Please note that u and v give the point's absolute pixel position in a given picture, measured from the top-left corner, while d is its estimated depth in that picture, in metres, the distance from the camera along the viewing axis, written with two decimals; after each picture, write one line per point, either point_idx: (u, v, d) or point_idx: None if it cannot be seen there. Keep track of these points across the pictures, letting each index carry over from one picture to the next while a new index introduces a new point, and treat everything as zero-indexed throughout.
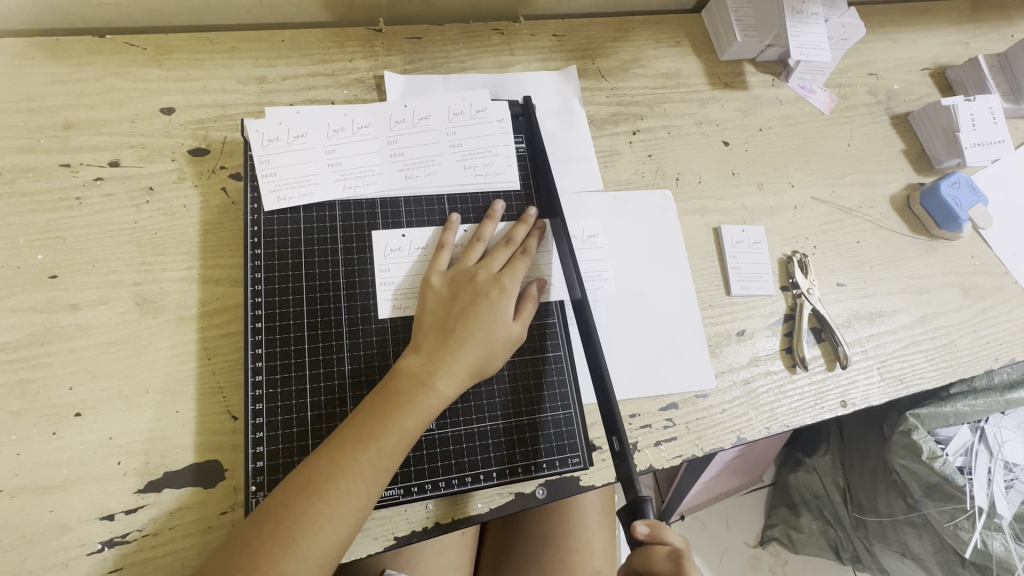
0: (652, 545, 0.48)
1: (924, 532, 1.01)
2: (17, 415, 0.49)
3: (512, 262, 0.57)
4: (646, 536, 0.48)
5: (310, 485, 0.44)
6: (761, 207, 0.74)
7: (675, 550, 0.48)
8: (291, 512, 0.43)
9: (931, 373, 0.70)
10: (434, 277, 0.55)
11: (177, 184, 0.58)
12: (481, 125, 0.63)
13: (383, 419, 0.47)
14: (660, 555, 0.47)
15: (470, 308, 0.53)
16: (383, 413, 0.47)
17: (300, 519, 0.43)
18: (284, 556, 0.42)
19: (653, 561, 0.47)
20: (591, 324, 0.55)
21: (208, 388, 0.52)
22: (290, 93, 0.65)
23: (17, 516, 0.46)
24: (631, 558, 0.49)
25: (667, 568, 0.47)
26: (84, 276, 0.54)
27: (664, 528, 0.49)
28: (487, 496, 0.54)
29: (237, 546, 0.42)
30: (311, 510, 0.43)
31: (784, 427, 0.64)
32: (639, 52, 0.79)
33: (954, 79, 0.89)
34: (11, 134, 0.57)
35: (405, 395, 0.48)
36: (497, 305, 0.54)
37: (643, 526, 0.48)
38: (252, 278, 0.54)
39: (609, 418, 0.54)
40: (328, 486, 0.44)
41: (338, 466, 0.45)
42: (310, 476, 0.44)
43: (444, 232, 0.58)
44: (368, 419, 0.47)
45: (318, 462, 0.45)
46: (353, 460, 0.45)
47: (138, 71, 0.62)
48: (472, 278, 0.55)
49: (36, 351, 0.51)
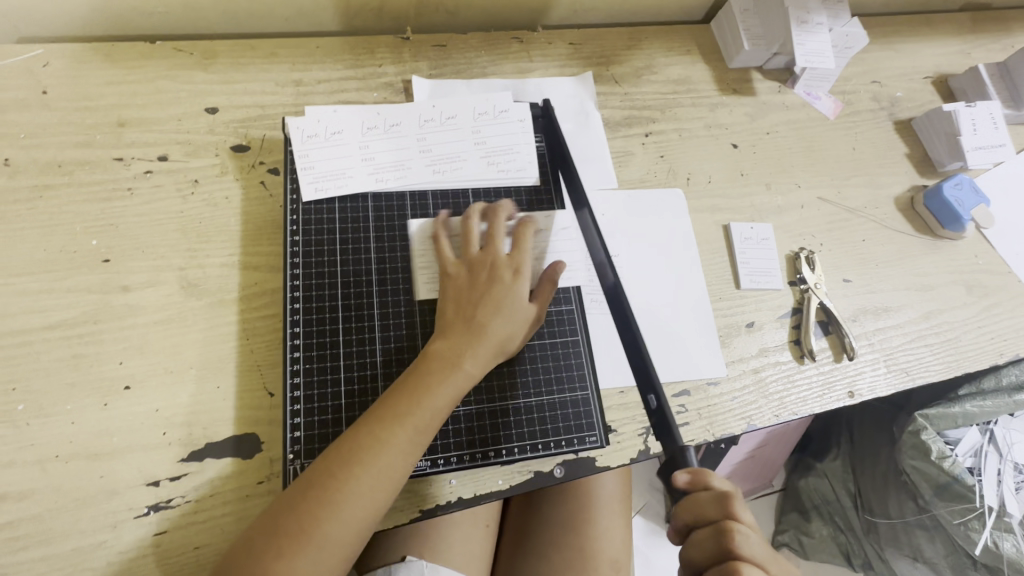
0: (695, 491, 0.48)
1: (935, 535, 1.01)
2: (72, 386, 0.52)
3: (526, 246, 0.59)
4: (687, 484, 0.48)
5: (351, 456, 0.47)
6: (769, 206, 0.77)
7: (721, 494, 0.47)
8: (332, 480, 0.46)
9: (936, 366, 0.72)
10: (452, 265, 0.57)
11: (220, 177, 0.63)
12: (504, 124, 0.67)
13: (417, 396, 0.50)
14: (704, 501, 0.47)
15: (490, 293, 0.55)
16: (416, 391, 0.50)
17: (342, 487, 0.46)
18: (328, 521, 0.45)
19: (699, 507, 0.47)
20: (627, 309, 0.56)
21: (247, 366, 0.56)
22: (324, 96, 0.69)
23: (71, 480, 0.49)
24: (679, 507, 0.49)
25: (715, 512, 0.46)
26: (134, 260, 0.58)
27: (706, 474, 0.48)
28: (507, 473, 0.56)
29: (283, 511, 0.45)
30: (353, 479, 0.46)
31: (793, 415, 0.66)
32: (651, 60, 0.83)
33: (956, 87, 0.92)
34: (69, 130, 0.61)
35: (437, 375, 0.51)
36: (515, 289, 0.56)
37: (682, 474, 0.48)
38: (291, 263, 0.58)
39: (644, 378, 0.56)
40: (368, 457, 0.47)
41: (377, 440, 0.48)
42: (350, 449, 0.47)
43: (463, 220, 0.60)
44: (403, 396, 0.50)
45: (356, 436, 0.48)
46: (390, 434, 0.48)
47: (185, 74, 0.66)
48: (489, 263, 0.57)
49: (89, 328, 0.54)
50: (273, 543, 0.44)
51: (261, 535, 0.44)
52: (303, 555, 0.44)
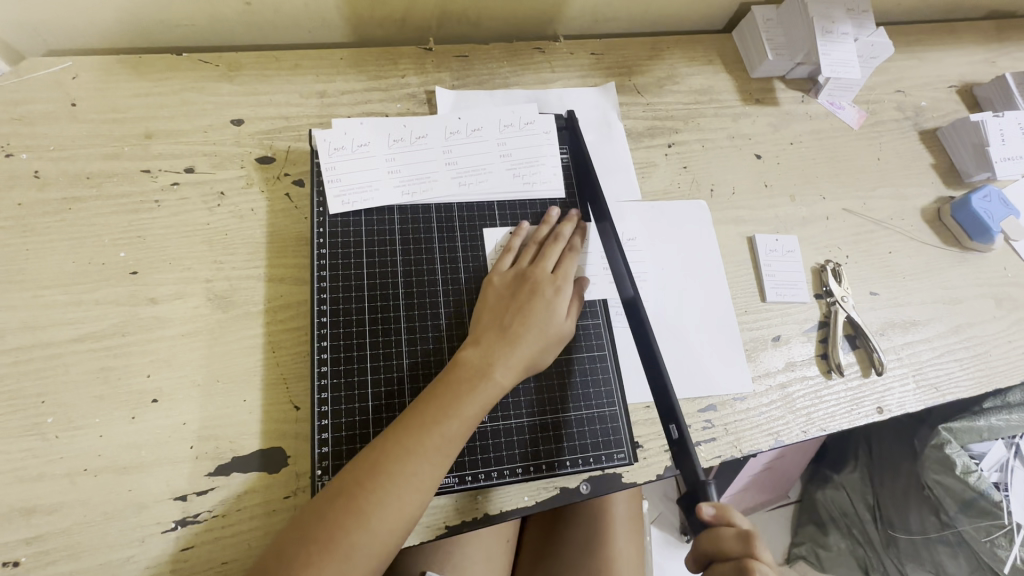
0: (718, 526, 0.47)
1: (959, 552, 1.00)
2: (100, 399, 0.52)
3: (564, 262, 0.60)
4: (711, 517, 0.47)
5: (379, 465, 0.47)
6: (794, 217, 0.76)
7: (744, 532, 0.46)
8: (362, 490, 0.46)
9: (966, 382, 0.70)
10: (495, 276, 0.59)
11: (245, 189, 0.63)
12: (529, 136, 0.67)
13: (446, 405, 0.50)
14: (727, 536, 0.46)
15: (527, 304, 0.56)
16: (446, 400, 0.50)
17: (371, 496, 0.45)
18: (355, 530, 0.44)
19: (721, 542, 0.46)
20: (645, 323, 0.57)
21: (273, 379, 0.56)
22: (348, 107, 0.69)
23: (100, 494, 0.49)
24: (698, 541, 0.48)
25: (737, 548, 0.45)
26: (162, 272, 0.58)
27: (730, 510, 0.47)
28: (533, 489, 0.56)
29: (312, 521, 0.45)
30: (380, 489, 0.46)
31: (821, 431, 0.65)
32: (673, 70, 0.82)
33: (981, 96, 0.91)
34: (98, 142, 0.62)
35: (466, 384, 0.51)
36: (552, 302, 0.57)
37: (709, 507, 0.47)
38: (318, 276, 0.58)
39: (665, 408, 0.56)
40: (396, 466, 0.47)
41: (405, 448, 0.47)
42: (378, 457, 0.47)
43: (512, 237, 0.62)
44: (432, 405, 0.50)
45: (385, 444, 0.48)
46: (419, 443, 0.48)
47: (211, 86, 0.67)
48: (528, 275, 0.58)
49: (117, 341, 0.54)
50: (301, 553, 0.43)
51: (288, 545, 0.44)
52: (329, 565, 0.43)
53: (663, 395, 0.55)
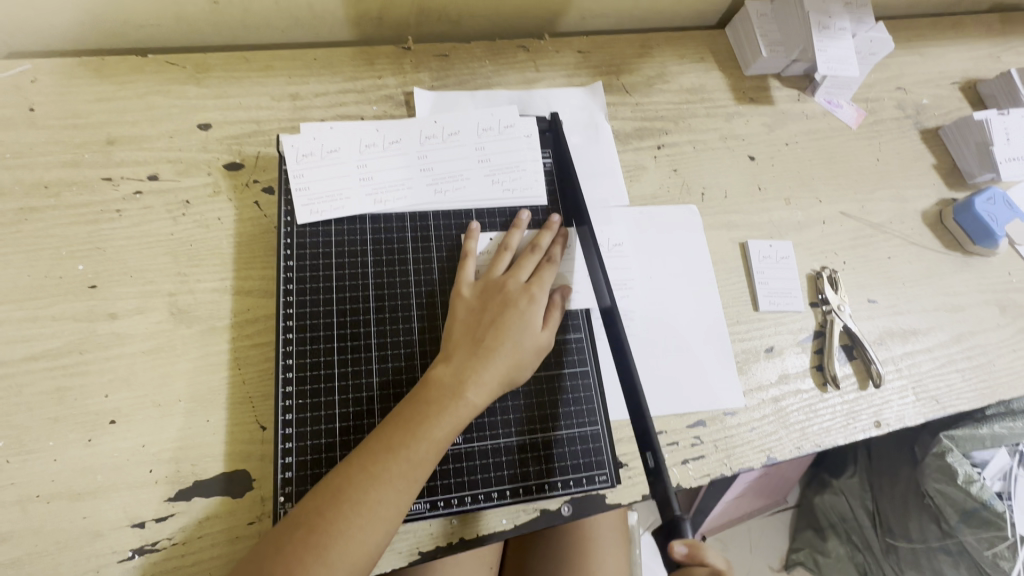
0: (691, 566, 0.46)
1: (959, 562, 0.96)
2: (55, 422, 0.50)
3: (540, 270, 0.57)
4: (683, 556, 0.45)
5: (342, 493, 0.44)
6: (788, 222, 0.73)
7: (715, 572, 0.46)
8: (322, 520, 0.43)
9: (968, 395, 0.67)
10: (465, 287, 0.56)
11: (212, 197, 0.60)
12: (509, 140, 0.64)
13: (414, 427, 0.47)
14: None
15: (501, 318, 0.53)
16: (415, 422, 0.47)
17: (332, 527, 0.43)
18: (314, 565, 0.42)
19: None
20: (622, 335, 0.53)
21: (238, 398, 0.53)
22: (322, 110, 0.66)
23: (53, 522, 0.47)
24: None
25: None
26: (122, 286, 0.55)
27: (701, 548, 0.46)
28: (511, 512, 0.53)
29: (268, 554, 0.42)
30: (342, 519, 0.43)
31: (815, 447, 0.62)
32: (663, 68, 0.79)
33: (985, 93, 0.87)
34: (57, 149, 0.59)
35: (436, 404, 0.48)
36: (528, 314, 0.54)
37: (682, 546, 0.45)
38: (285, 290, 0.55)
39: (643, 432, 0.52)
40: (360, 494, 0.44)
41: (370, 475, 0.45)
42: (340, 484, 0.45)
43: (468, 242, 0.58)
44: (399, 427, 0.47)
45: (349, 470, 0.45)
46: (384, 469, 0.45)
47: (178, 89, 0.64)
48: (502, 287, 0.56)
49: (74, 359, 0.52)
50: None
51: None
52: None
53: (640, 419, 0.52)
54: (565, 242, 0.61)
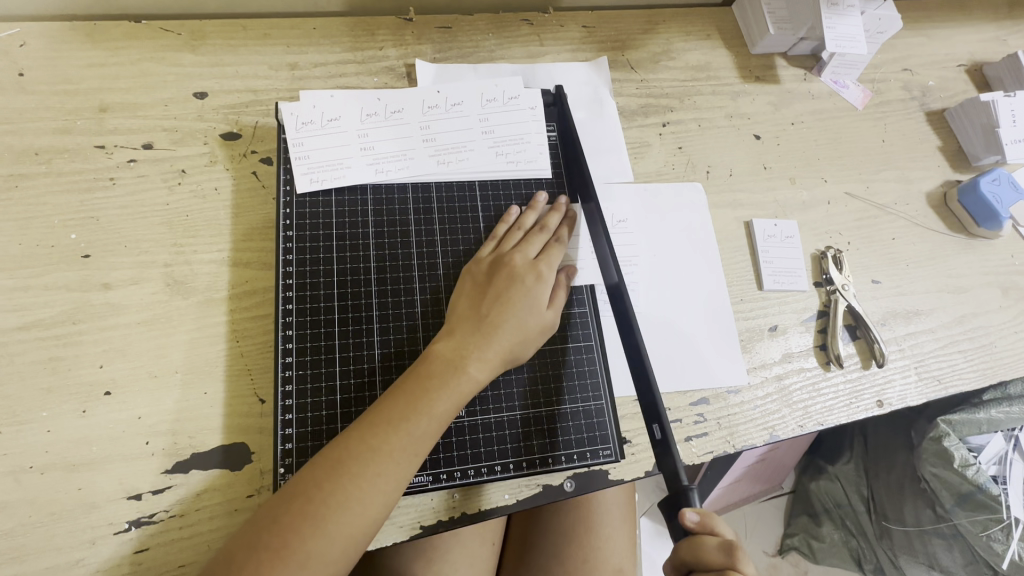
0: (701, 534, 0.44)
1: (954, 544, 0.98)
2: (48, 392, 0.49)
3: (548, 249, 0.57)
4: (694, 524, 0.44)
5: (341, 465, 0.43)
6: (793, 201, 0.73)
7: (729, 543, 0.43)
8: (320, 492, 0.42)
9: (970, 374, 0.67)
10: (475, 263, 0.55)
11: (209, 166, 0.58)
12: (513, 112, 0.63)
13: (415, 401, 0.46)
14: (711, 547, 0.43)
15: (508, 294, 0.52)
16: (416, 396, 0.47)
17: (330, 499, 0.42)
18: (311, 537, 0.41)
19: (701, 552, 0.43)
20: (628, 310, 0.53)
21: (237, 370, 0.52)
22: (321, 80, 0.65)
23: (47, 493, 0.46)
24: (678, 550, 0.45)
25: (720, 561, 0.43)
26: (117, 256, 0.54)
27: (714, 518, 0.45)
28: (514, 487, 0.52)
29: (265, 526, 0.41)
30: (341, 491, 0.42)
31: (818, 425, 0.62)
32: (669, 44, 0.78)
33: (992, 76, 0.87)
34: (48, 115, 0.57)
35: (438, 378, 0.48)
36: (535, 293, 0.53)
37: (693, 513, 0.44)
38: (284, 260, 0.54)
39: (648, 407, 0.52)
40: (359, 467, 0.43)
41: (370, 448, 0.44)
42: (339, 456, 0.44)
43: (497, 224, 0.58)
44: (401, 400, 0.46)
45: (349, 442, 0.45)
46: (384, 442, 0.44)
47: (173, 56, 0.62)
48: (510, 262, 0.54)
49: (68, 329, 0.51)
50: (252, 561, 0.40)
51: (239, 552, 0.41)
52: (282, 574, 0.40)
53: (647, 395, 0.51)
54: (573, 226, 0.60)
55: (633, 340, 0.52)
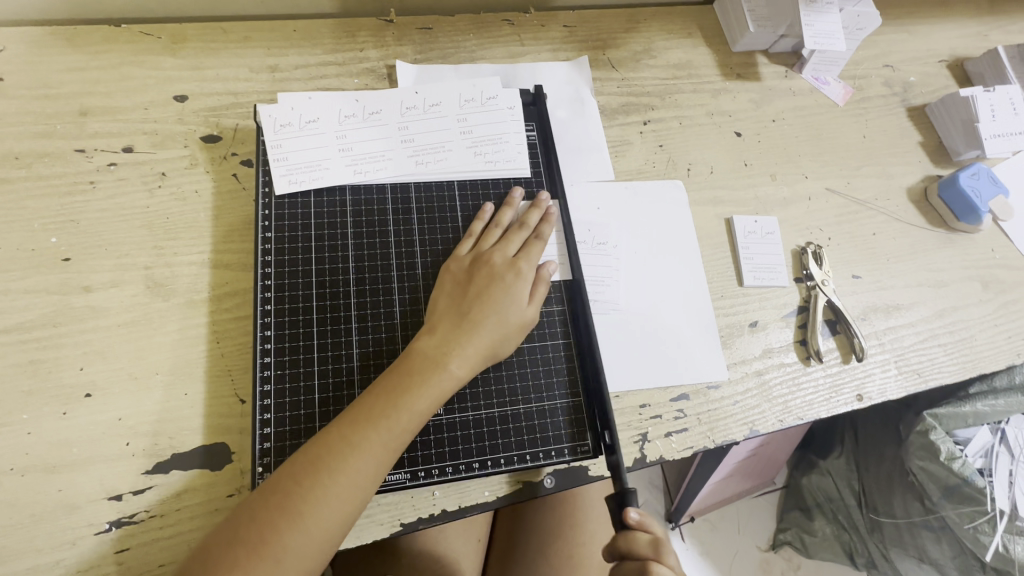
0: (635, 529, 0.46)
1: (942, 537, 0.97)
2: (29, 394, 0.49)
3: (526, 246, 0.57)
4: (633, 519, 0.46)
5: (320, 461, 0.44)
6: (774, 198, 0.73)
7: (657, 538, 0.46)
8: (298, 488, 0.43)
9: (949, 368, 0.68)
10: (455, 260, 0.56)
11: (189, 169, 0.59)
12: (491, 112, 0.63)
13: (395, 398, 0.47)
14: (640, 540, 0.45)
15: (488, 293, 0.53)
16: (396, 392, 0.47)
17: (309, 495, 0.43)
18: (288, 532, 0.41)
19: (632, 544, 0.45)
20: None
21: (218, 371, 0.52)
22: (302, 82, 0.65)
23: (27, 494, 0.46)
24: (611, 541, 0.47)
25: (643, 552, 0.45)
26: (97, 259, 0.54)
27: (650, 516, 0.47)
28: (494, 483, 0.53)
29: (243, 521, 0.42)
30: (319, 487, 0.43)
31: (798, 420, 0.62)
32: (650, 43, 0.78)
33: (973, 71, 0.87)
34: (28, 119, 0.58)
35: (418, 375, 0.48)
36: (515, 291, 0.54)
37: (635, 509, 0.46)
38: (263, 261, 0.54)
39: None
40: (338, 463, 0.44)
41: (349, 444, 0.45)
42: (318, 452, 0.44)
43: (475, 221, 0.59)
44: (380, 397, 0.47)
45: (328, 439, 0.45)
46: (363, 439, 0.45)
47: (153, 60, 0.63)
48: (490, 260, 0.55)
49: (48, 332, 0.51)
50: (230, 555, 0.40)
51: (216, 546, 0.41)
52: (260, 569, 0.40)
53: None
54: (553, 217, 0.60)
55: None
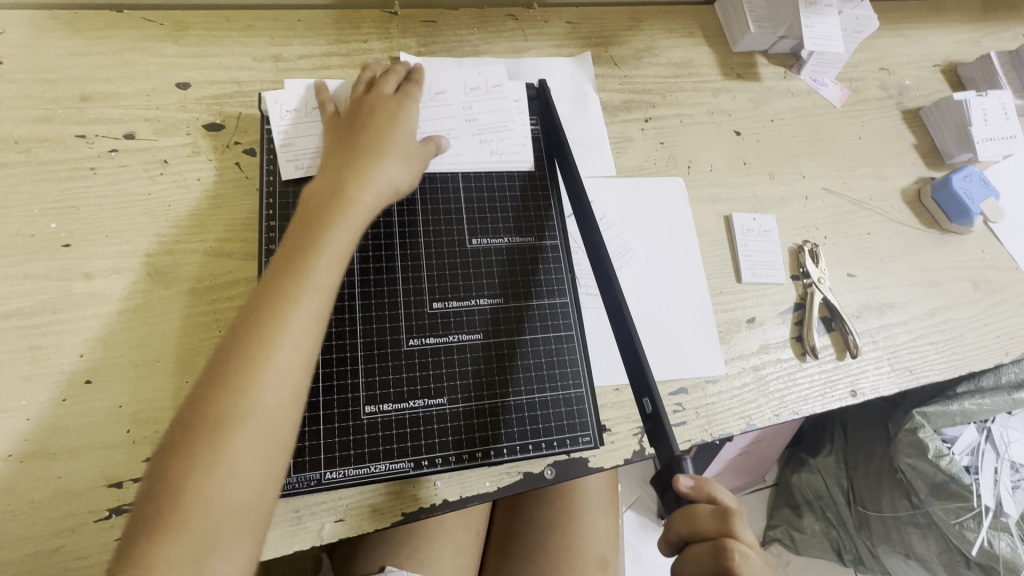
0: (697, 500, 0.45)
1: (928, 533, 0.98)
2: (27, 380, 0.49)
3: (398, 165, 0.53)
4: (689, 488, 0.46)
5: (212, 416, 0.39)
6: (772, 196, 0.74)
7: (723, 509, 0.44)
8: (196, 450, 0.38)
9: (940, 365, 0.69)
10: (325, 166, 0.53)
11: (191, 157, 0.59)
12: (497, 101, 0.64)
13: (280, 304, 0.43)
14: (703, 512, 0.44)
15: (354, 171, 0.51)
16: (281, 323, 0.43)
17: (208, 455, 0.38)
18: (197, 499, 0.37)
19: (696, 518, 0.44)
20: (621, 301, 0.53)
21: None
22: (306, 72, 0.65)
23: (25, 481, 0.46)
24: (673, 519, 0.46)
25: (713, 526, 0.44)
26: (97, 245, 0.54)
27: (710, 485, 0.46)
28: (495, 474, 0.53)
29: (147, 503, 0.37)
30: (219, 443, 0.39)
31: (794, 414, 0.63)
32: (652, 41, 0.79)
33: (966, 76, 0.89)
34: (28, 104, 0.57)
35: (288, 281, 0.44)
36: (376, 171, 0.52)
37: (687, 478, 0.46)
38: (268, 250, 0.54)
39: (640, 382, 0.52)
40: (232, 411, 0.40)
41: (239, 389, 0.40)
42: (207, 408, 0.40)
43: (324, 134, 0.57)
44: (263, 335, 0.42)
45: (214, 394, 0.40)
46: (252, 380, 0.41)
47: (155, 47, 0.62)
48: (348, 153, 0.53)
49: (48, 318, 0.51)
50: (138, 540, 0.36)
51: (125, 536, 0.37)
52: (183, 535, 0.37)
53: (637, 371, 0.52)
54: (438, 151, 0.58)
55: (622, 320, 0.53)
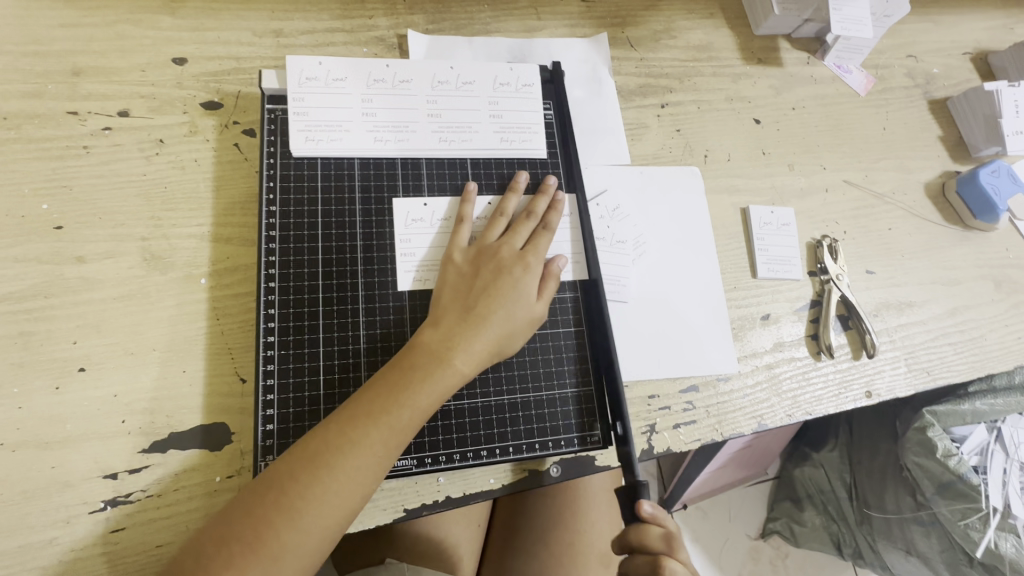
0: (648, 523, 0.45)
1: (931, 531, 0.97)
2: (19, 367, 0.47)
3: (540, 244, 0.55)
4: (647, 514, 0.45)
5: (318, 459, 0.42)
6: (791, 188, 0.71)
7: (670, 534, 0.45)
8: (296, 486, 0.41)
9: (959, 367, 0.67)
10: (454, 252, 0.53)
11: (188, 137, 0.56)
12: (525, 99, 0.62)
13: (401, 366, 0.46)
14: (654, 536, 0.44)
15: (495, 284, 0.51)
16: (398, 386, 0.45)
17: (305, 494, 0.41)
18: (285, 530, 0.40)
19: (645, 539, 0.44)
20: None
21: (218, 348, 0.51)
22: (307, 49, 0.62)
23: (18, 471, 0.45)
24: (623, 533, 0.46)
25: (656, 548, 0.44)
26: (90, 228, 0.52)
27: (663, 511, 0.46)
28: (500, 471, 0.52)
29: (238, 513, 0.41)
30: (318, 485, 0.42)
31: (806, 415, 0.62)
32: (670, 22, 0.75)
33: (997, 65, 0.85)
34: (17, 77, 0.54)
35: (420, 370, 0.46)
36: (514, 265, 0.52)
37: (648, 504, 0.45)
38: (267, 236, 0.53)
39: (615, 402, 0.52)
40: (337, 462, 0.42)
41: (348, 441, 0.43)
42: (317, 449, 0.43)
43: (463, 204, 0.56)
44: (380, 394, 0.45)
45: (326, 436, 0.43)
46: (363, 436, 0.43)
47: (151, 19, 0.59)
48: (497, 253, 0.53)
49: (40, 303, 0.49)
50: (223, 553, 0.39)
51: (211, 543, 0.40)
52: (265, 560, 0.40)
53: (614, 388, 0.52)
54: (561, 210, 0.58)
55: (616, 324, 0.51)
